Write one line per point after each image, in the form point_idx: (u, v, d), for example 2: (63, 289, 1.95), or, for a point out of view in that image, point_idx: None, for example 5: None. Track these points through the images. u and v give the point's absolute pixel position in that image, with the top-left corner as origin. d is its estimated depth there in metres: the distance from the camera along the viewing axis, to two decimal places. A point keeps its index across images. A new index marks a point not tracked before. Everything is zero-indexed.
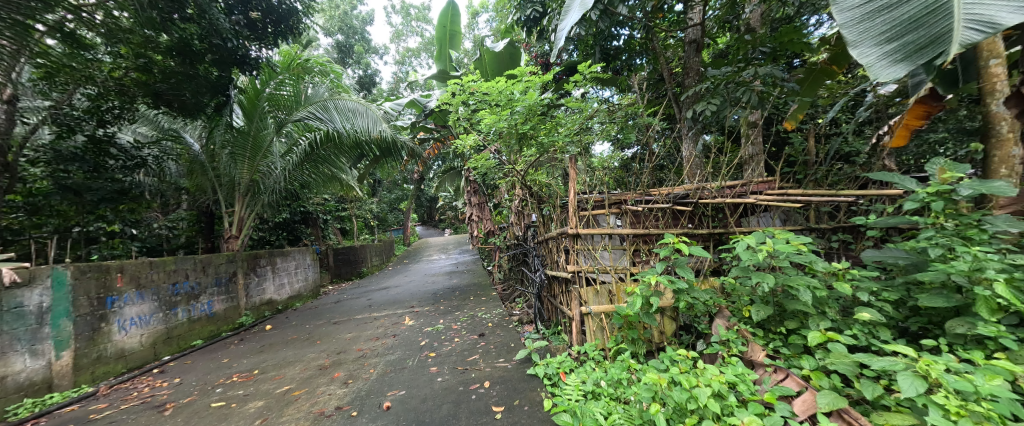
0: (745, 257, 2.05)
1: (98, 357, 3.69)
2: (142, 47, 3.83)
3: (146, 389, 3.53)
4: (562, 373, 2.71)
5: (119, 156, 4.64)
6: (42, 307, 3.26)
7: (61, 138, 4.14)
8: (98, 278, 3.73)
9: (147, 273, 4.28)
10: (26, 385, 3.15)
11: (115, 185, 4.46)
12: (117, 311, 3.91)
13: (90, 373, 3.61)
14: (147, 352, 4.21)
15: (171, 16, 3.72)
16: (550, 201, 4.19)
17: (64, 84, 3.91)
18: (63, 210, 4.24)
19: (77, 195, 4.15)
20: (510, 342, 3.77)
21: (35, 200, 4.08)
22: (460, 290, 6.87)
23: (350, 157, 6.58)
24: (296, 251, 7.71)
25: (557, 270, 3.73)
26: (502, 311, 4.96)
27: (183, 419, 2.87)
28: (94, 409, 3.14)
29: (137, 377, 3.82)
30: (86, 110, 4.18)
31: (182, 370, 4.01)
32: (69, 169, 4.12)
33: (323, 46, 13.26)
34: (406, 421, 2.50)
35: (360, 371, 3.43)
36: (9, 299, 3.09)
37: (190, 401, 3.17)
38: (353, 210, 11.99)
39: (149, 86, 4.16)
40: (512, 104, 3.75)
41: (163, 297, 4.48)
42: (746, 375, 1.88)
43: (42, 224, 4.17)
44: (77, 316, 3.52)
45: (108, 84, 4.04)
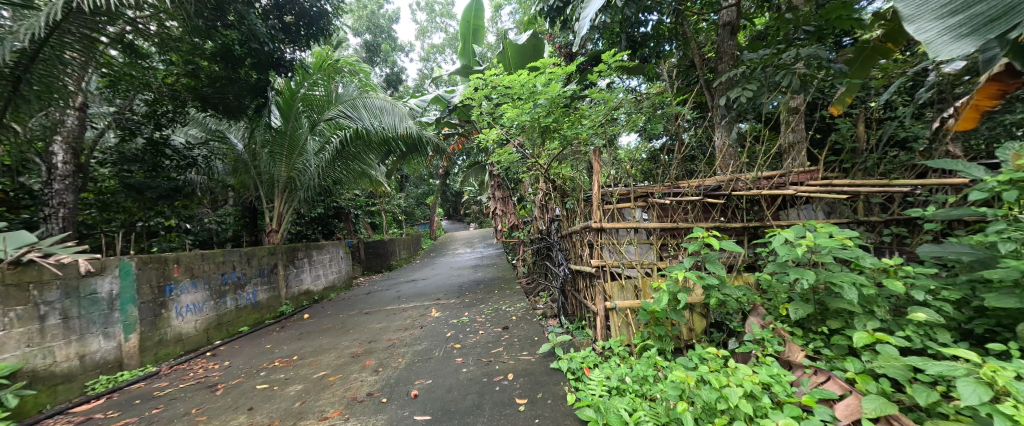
0: (782, 253, 1.92)
1: (160, 340, 3.97)
2: (189, 52, 4.02)
3: (201, 370, 3.77)
4: (585, 369, 2.71)
5: (173, 157, 5.05)
6: (112, 294, 3.53)
7: (124, 139, 4.54)
8: (158, 269, 4.00)
9: (199, 264, 4.56)
10: (102, 363, 3.41)
11: (169, 184, 4.90)
12: (175, 299, 4.19)
13: (154, 354, 3.89)
14: (201, 336, 4.50)
15: (214, 24, 3.88)
16: (573, 194, 4.14)
17: (125, 91, 4.27)
18: (128, 207, 4.69)
19: (139, 193, 4.64)
20: (533, 336, 3.78)
21: (104, 197, 4.53)
22: (484, 283, 6.95)
23: (378, 154, 6.68)
24: (330, 244, 8.01)
25: (580, 265, 3.72)
26: (526, 305, 4.98)
27: (232, 399, 3.03)
28: (158, 387, 3.39)
29: (193, 359, 4.10)
30: (144, 115, 4.54)
31: (231, 353, 4.27)
32: (131, 169, 4.61)
33: (352, 47, 13.63)
34: (433, 410, 2.55)
35: (390, 360, 3.52)
36: (86, 286, 3.34)
37: (239, 383, 3.36)
38: (383, 204, 12.33)
39: (197, 90, 4.48)
40: (535, 97, 3.71)
41: (214, 286, 4.76)
42: (782, 376, 1.80)
43: (111, 219, 4.59)
44: (141, 303, 3.79)
45: (162, 90, 4.40)
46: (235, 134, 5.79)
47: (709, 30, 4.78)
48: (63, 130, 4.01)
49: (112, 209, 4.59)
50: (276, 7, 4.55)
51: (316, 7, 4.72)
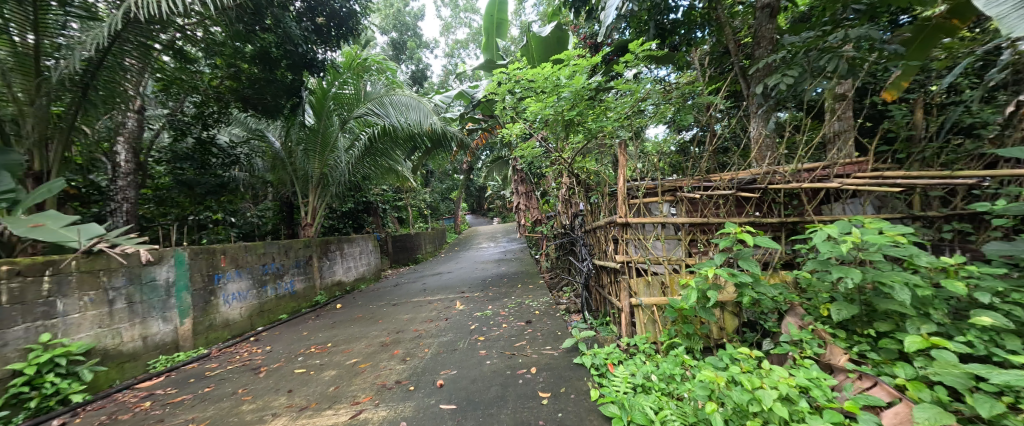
0: (824, 250, 1.80)
1: (211, 325, 4.24)
2: (231, 56, 4.40)
3: (246, 353, 4.00)
4: (609, 365, 2.67)
5: (219, 155, 5.48)
6: (169, 281, 3.78)
7: (178, 138, 5.05)
8: (207, 259, 4.25)
9: (244, 255, 4.81)
10: (161, 345, 3.68)
11: (215, 180, 5.18)
12: (223, 287, 4.44)
13: (206, 337, 4.17)
14: (246, 323, 4.77)
15: (253, 28, 4.15)
16: (598, 188, 4.06)
17: (177, 94, 4.81)
18: (181, 202, 5.10)
19: (190, 189, 4.99)
20: (557, 330, 3.75)
21: (161, 193, 4.98)
22: (507, 277, 6.98)
23: (405, 150, 6.83)
24: (359, 238, 8.24)
25: (605, 260, 3.66)
26: (550, 299, 4.95)
27: (274, 381, 3.19)
28: (208, 367, 3.62)
29: (240, 343, 4.35)
30: (193, 116, 5.02)
31: (272, 339, 4.50)
32: (183, 166, 5.01)
33: (379, 46, 13.90)
34: (458, 400, 2.58)
35: (416, 350, 3.60)
36: (146, 273, 3.59)
37: (279, 366, 3.53)
38: (409, 199, 12.58)
39: (238, 92, 4.83)
40: (559, 90, 3.65)
41: (256, 276, 5.01)
42: (822, 380, 1.71)
43: (166, 213, 5.00)
44: (194, 290, 4.05)
45: (208, 92, 4.84)
46: (273, 133, 6.08)
47: (745, 14, 4.53)
48: (125, 131, 4.44)
49: (168, 204, 5.02)
50: (308, 9, 4.67)
51: (346, 8, 4.82)
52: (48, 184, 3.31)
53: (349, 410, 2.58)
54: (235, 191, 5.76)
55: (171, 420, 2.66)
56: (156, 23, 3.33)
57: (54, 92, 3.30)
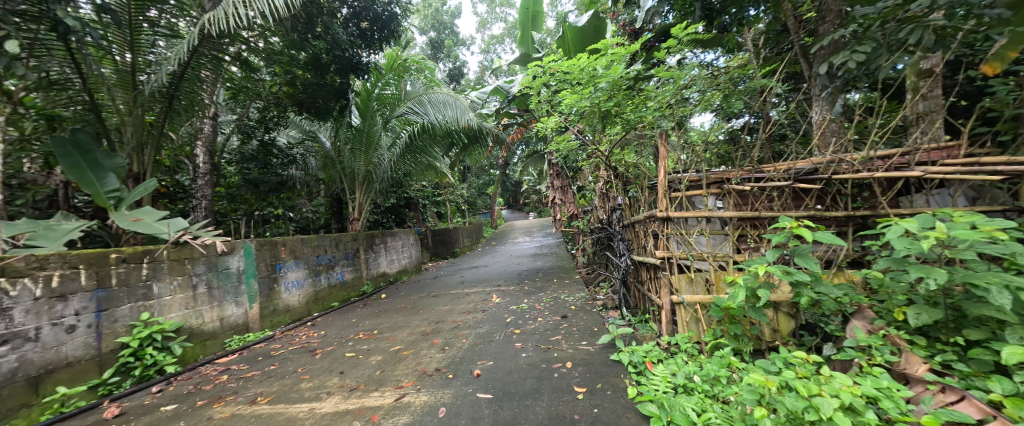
0: (899, 247, 1.63)
1: (274, 310, 4.59)
2: (288, 63, 4.84)
3: (304, 336, 4.29)
4: (648, 363, 2.58)
5: (279, 156, 6.03)
6: (240, 270, 4.15)
7: (244, 141, 5.63)
8: (270, 250, 4.61)
9: (300, 247, 5.14)
10: (235, 325, 4.05)
11: (276, 179, 5.71)
12: (283, 276, 4.79)
13: (270, 320, 4.52)
14: (303, 310, 5.11)
15: (305, 36, 4.56)
16: (636, 182, 3.91)
17: (243, 101, 5.34)
18: (248, 199, 5.71)
19: (256, 187, 5.56)
20: (593, 326, 3.68)
21: (231, 192, 5.63)
22: (543, 272, 6.95)
23: (444, 146, 6.90)
24: (401, 231, 8.53)
25: (643, 256, 3.54)
26: (586, 295, 4.87)
27: (328, 363, 3.40)
28: (273, 348, 3.92)
29: (299, 327, 4.68)
30: (257, 120, 5.56)
31: (327, 324, 4.79)
32: (249, 166, 5.57)
33: (418, 45, 14.24)
34: (494, 390, 2.60)
35: (455, 340, 3.68)
36: (222, 263, 3.96)
37: (332, 349, 3.75)
38: (447, 194, 12.86)
39: (294, 97, 5.22)
40: (596, 81, 3.53)
41: (311, 266, 5.34)
42: (894, 391, 1.54)
43: (236, 209, 5.64)
44: (260, 278, 4.41)
45: (270, 98, 5.26)
46: (324, 134, 6.38)
47: None
48: (202, 135, 4.95)
49: (238, 201, 5.69)
50: (354, 14, 5.02)
51: (387, 10, 5.15)
52: (142, 184, 3.66)
53: (394, 393, 2.68)
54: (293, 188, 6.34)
55: (243, 392, 2.89)
56: (225, 36, 3.66)
57: (147, 103, 3.76)
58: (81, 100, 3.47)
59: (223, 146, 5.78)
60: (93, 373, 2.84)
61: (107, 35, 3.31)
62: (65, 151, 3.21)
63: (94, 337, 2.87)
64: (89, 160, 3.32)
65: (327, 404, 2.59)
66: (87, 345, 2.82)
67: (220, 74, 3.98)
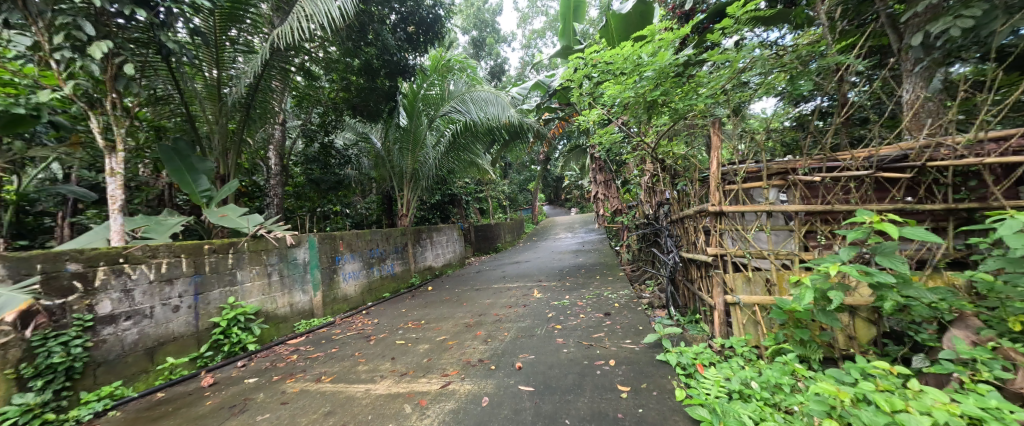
0: (1018, 245, 1.40)
1: (334, 299, 4.91)
2: (344, 70, 5.07)
3: (360, 323, 4.54)
4: (699, 365, 2.43)
5: (338, 157, 6.46)
6: (305, 261, 4.50)
7: (307, 144, 6.07)
8: (330, 243, 4.94)
9: (356, 241, 5.44)
10: (302, 311, 4.39)
11: (335, 178, 6.31)
12: (341, 267, 5.11)
13: (330, 308, 4.84)
14: (359, 299, 5.41)
15: (359, 44, 4.79)
16: (686, 175, 3.66)
17: (306, 107, 5.87)
18: (312, 197, 6.32)
19: (318, 186, 6.19)
20: (638, 324, 3.54)
21: (297, 190, 6.27)
22: (586, 268, 6.82)
23: (485, 143, 6.97)
24: (445, 227, 8.75)
25: (694, 253, 3.35)
26: (631, 292, 4.71)
27: (382, 348, 3.57)
28: (333, 332, 4.20)
29: (355, 315, 4.98)
30: (318, 125, 5.94)
31: (379, 313, 5.04)
32: (311, 167, 6.18)
33: (461, 45, 14.47)
34: (535, 383, 2.58)
35: (497, 333, 3.71)
36: (290, 254, 4.33)
37: (385, 336, 3.94)
38: (489, 191, 13.01)
39: (349, 101, 5.39)
40: (641, 70, 3.34)
41: (365, 259, 5.64)
42: (1006, 412, 1.32)
43: (301, 206, 6.31)
44: (321, 268, 4.74)
45: (329, 104, 5.58)
46: (376, 135, 6.63)
47: None
48: (274, 140, 5.36)
49: (302, 199, 6.32)
50: (402, 20, 5.21)
51: (431, 12, 5.30)
52: (227, 185, 4.08)
53: (440, 380, 2.75)
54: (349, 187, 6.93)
55: (310, 371, 3.12)
56: (291, 49, 3.98)
57: (230, 113, 4.15)
58: (181, 113, 3.93)
59: (290, 149, 6.36)
60: (192, 347, 3.22)
61: (197, 54, 3.72)
62: (170, 157, 3.63)
63: (192, 316, 3.26)
64: (188, 164, 3.73)
65: (380, 386, 2.72)
66: (187, 323, 3.20)
67: (288, 83, 4.35)
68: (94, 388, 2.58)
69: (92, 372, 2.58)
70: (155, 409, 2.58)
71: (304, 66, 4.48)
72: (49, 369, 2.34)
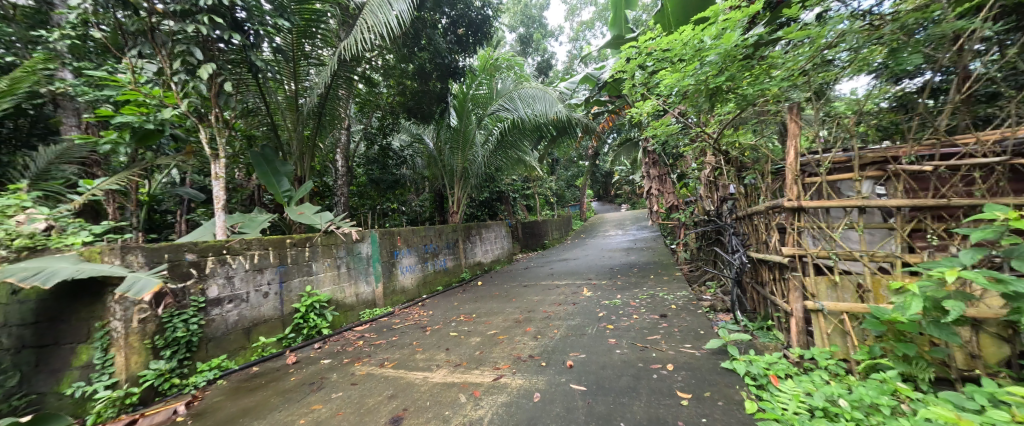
0: None
1: (393, 291, 5.18)
2: (400, 76, 5.44)
3: (416, 314, 4.74)
4: (772, 377, 2.19)
5: (395, 158, 6.98)
6: (368, 255, 4.77)
7: (369, 146, 6.64)
8: (390, 238, 5.20)
9: (411, 237, 5.68)
10: (367, 300, 4.68)
11: (392, 178, 6.80)
12: (399, 261, 5.37)
13: (390, 300, 5.11)
14: (415, 292, 5.66)
15: (413, 49, 5.10)
16: (755, 166, 3.36)
17: (367, 114, 6.35)
18: (372, 195, 6.83)
19: (378, 186, 6.72)
20: (698, 328, 3.28)
21: (360, 190, 6.81)
22: (639, 266, 6.52)
23: (532, 139, 6.99)
24: (494, 224, 8.86)
25: (765, 254, 3.02)
26: (689, 294, 4.39)
27: (437, 339, 3.69)
28: (392, 322, 4.43)
29: (412, 306, 5.21)
30: (377, 128, 6.52)
31: (434, 305, 5.23)
32: (371, 168, 6.72)
33: (508, 43, 14.51)
34: (587, 383, 2.49)
35: (546, 330, 3.65)
36: (357, 248, 4.63)
37: (440, 327, 4.06)
38: (536, 188, 12.95)
39: (404, 104, 5.75)
40: (702, 55, 3.08)
41: (420, 253, 5.88)
42: None
43: (362, 205, 6.86)
44: (382, 262, 5.02)
45: (385, 107, 5.91)
46: (428, 136, 6.69)
47: None
48: (341, 144, 5.81)
49: (364, 198, 6.70)
50: (452, 24, 5.44)
51: (480, 13, 5.48)
52: (305, 185, 4.39)
53: (492, 373, 2.76)
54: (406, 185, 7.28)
55: (375, 356, 3.30)
56: (355, 60, 4.28)
57: (305, 121, 4.52)
58: (267, 122, 4.36)
59: (355, 152, 6.85)
60: (278, 329, 3.58)
61: (279, 69, 4.16)
62: (259, 162, 4.14)
63: (278, 301, 3.61)
64: (272, 168, 4.18)
65: (437, 375, 2.80)
66: (274, 308, 3.56)
67: (352, 91, 4.69)
68: (206, 360, 2.97)
69: (206, 345, 2.97)
70: (251, 380, 2.91)
71: (366, 74, 4.80)
72: (177, 340, 2.75)
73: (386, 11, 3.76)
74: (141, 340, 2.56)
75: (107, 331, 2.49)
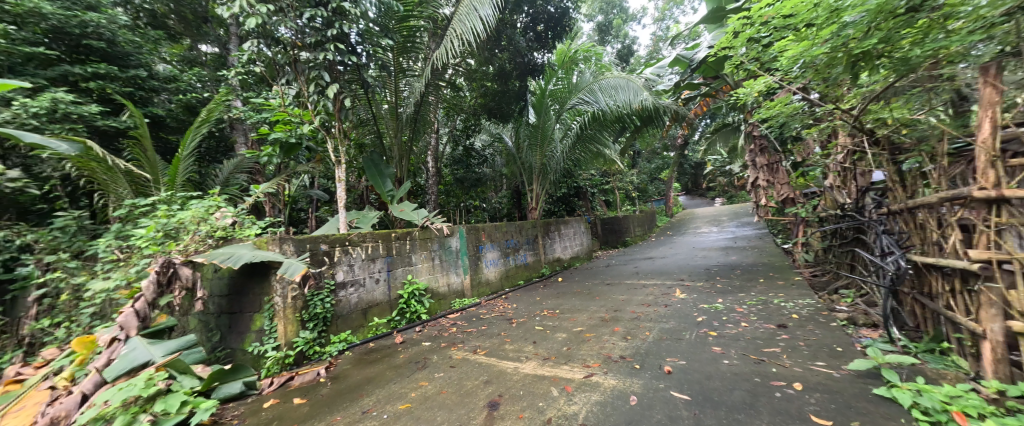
0: None
1: (479, 283, 5.45)
2: (482, 79, 5.81)
3: (501, 307, 4.90)
4: (961, 416, 1.70)
5: (477, 158, 7.32)
6: (456, 249, 5.08)
7: (454, 147, 7.21)
8: (475, 233, 5.46)
9: (495, 232, 5.89)
10: (456, 291, 5.01)
11: (473, 176, 7.16)
12: (484, 255, 5.62)
13: (476, 291, 5.39)
14: (498, 285, 5.88)
15: (494, 52, 5.49)
16: (919, 148, 2.66)
17: (453, 118, 6.76)
18: (456, 193, 7.25)
19: (462, 185, 7.15)
20: (834, 344, 2.74)
21: (447, 189, 7.28)
22: (742, 268, 5.75)
23: (614, 130, 6.48)
24: (574, 220, 8.70)
25: (938, 257, 2.38)
26: (811, 302, 3.73)
27: (523, 332, 3.75)
28: (479, 312, 4.66)
29: (496, 299, 5.42)
30: (461, 130, 6.94)
31: (517, 299, 5.36)
32: (456, 168, 7.15)
33: (586, 32, 13.99)
34: (692, 393, 2.25)
35: (637, 331, 3.43)
36: (448, 242, 4.97)
37: (525, 321, 4.12)
38: (616, 182, 12.32)
39: (485, 105, 6.17)
40: (838, 17, 2.37)
41: (502, 249, 6.05)
42: None
43: (448, 203, 7.35)
44: (469, 255, 5.31)
45: (470, 111, 6.38)
46: (508, 134, 7.00)
47: None
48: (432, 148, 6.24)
49: (450, 196, 7.26)
50: (532, 21, 5.69)
51: (557, 7, 5.59)
52: (405, 185, 4.90)
53: (582, 371, 2.69)
54: (487, 184, 7.64)
55: (468, 343, 3.51)
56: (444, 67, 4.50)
57: (404, 127, 4.92)
58: (373, 131, 4.85)
59: (441, 153, 7.39)
60: (387, 311, 4.04)
61: (383, 84, 4.55)
62: (370, 166, 4.82)
63: (387, 287, 4.06)
64: (378, 171, 4.79)
65: (527, 366, 2.85)
66: (384, 293, 4.02)
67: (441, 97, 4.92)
68: (336, 333, 3.48)
69: (336, 322, 3.48)
70: (371, 354, 3.33)
71: (452, 80, 4.99)
72: (315, 316, 3.24)
73: (473, 16, 3.89)
74: (294, 313, 3.11)
75: (272, 304, 3.08)
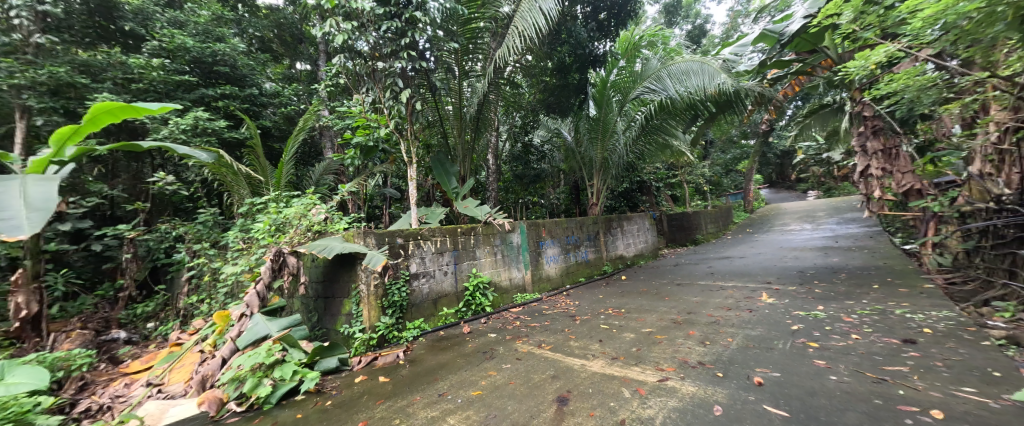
0: None
1: (540, 278, 5.43)
2: (541, 74, 5.78)
3: (563, 303, 4.83)
4: None
5: (536, 154, 7.24)
6: (518, 244, 5.11)
7: (513, 144, 7.01)
8: (536, 229, 5.44)
9: (556, 227, 5.81)
10: (518, 285, 5.05)
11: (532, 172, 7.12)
12: (545, 251, 5.58)
13: (537, 286, 5.38)
14: (559, 281, 5.80)
15: (555, 46, 5.50)
16: None
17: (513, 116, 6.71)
18: (515, 190, 7.27)
19: (522, 181, 7.18)
20: (987, 367, 2.20)
21: (507, 185, 7.32)
22: (846, 271, 4.93)
23: (684, 120, 5.96)
24: (638, 216, 8.24)
25: None
26: (943, 315, 3.07)
27: (587, 329, 3.63)
28: (541, 308, 4.64)
29: (557, 295, 5.35)
30: (520, 126, 6.94)
31: (579, 296, 5.24)
32: (514, 165, 7.14)
33: (650, 16, 13.08)
34: (791, 409, 1.97)
35: (717, 336, 3.12)
36: (510, 237, 5.02)
37: (589, 318, 4.00)
38: (685, 176, 11.39)
39: (543, 100, 6.15)
40: None
41: (563, 245, 5.96)
42: None
43: (507, 199, 7.39)
44: (531, 250, 5.31)
45: (529, 106, 6.38)
46: (567, 129, 6.86)
47: None
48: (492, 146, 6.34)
49: (509, 192, 7.30)
50: (593, 10, 5.47)
51: None
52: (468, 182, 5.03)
53: (655, 374, 2.52)
54: (546, 180, 7.55)
55: (532, 337, 3.50)
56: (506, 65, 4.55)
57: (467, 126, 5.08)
58: (441, 132, 5.11)
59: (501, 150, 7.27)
60: (455, 302, 4.21)
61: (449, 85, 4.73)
62: (435, 165, 4.95)
63: (454, 279, 4.22)
64: (444, 169, 4.93)
65: (595, 364, 2.75)
66: (452, 284, 4.19)
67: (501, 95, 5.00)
68: (411, 320, 3.71)
69: (410, 310, 3.71)
70: (442, 342, 3.49)
71: (511, 78, 5.01)
72: (393, 303, 3.50)
73: (535, 11, 4.00)
74: (376, 300, 3.38)
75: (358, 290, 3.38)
